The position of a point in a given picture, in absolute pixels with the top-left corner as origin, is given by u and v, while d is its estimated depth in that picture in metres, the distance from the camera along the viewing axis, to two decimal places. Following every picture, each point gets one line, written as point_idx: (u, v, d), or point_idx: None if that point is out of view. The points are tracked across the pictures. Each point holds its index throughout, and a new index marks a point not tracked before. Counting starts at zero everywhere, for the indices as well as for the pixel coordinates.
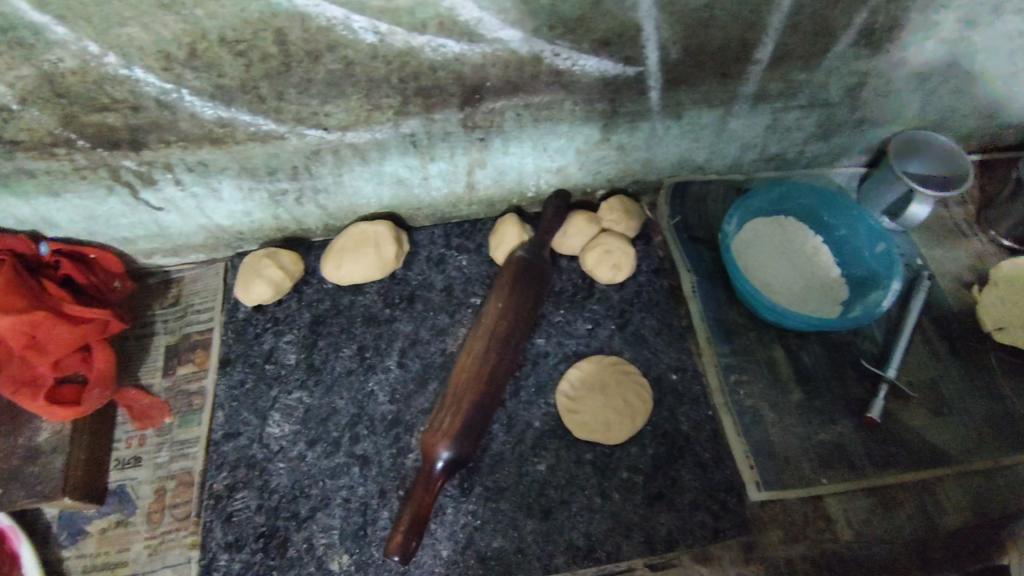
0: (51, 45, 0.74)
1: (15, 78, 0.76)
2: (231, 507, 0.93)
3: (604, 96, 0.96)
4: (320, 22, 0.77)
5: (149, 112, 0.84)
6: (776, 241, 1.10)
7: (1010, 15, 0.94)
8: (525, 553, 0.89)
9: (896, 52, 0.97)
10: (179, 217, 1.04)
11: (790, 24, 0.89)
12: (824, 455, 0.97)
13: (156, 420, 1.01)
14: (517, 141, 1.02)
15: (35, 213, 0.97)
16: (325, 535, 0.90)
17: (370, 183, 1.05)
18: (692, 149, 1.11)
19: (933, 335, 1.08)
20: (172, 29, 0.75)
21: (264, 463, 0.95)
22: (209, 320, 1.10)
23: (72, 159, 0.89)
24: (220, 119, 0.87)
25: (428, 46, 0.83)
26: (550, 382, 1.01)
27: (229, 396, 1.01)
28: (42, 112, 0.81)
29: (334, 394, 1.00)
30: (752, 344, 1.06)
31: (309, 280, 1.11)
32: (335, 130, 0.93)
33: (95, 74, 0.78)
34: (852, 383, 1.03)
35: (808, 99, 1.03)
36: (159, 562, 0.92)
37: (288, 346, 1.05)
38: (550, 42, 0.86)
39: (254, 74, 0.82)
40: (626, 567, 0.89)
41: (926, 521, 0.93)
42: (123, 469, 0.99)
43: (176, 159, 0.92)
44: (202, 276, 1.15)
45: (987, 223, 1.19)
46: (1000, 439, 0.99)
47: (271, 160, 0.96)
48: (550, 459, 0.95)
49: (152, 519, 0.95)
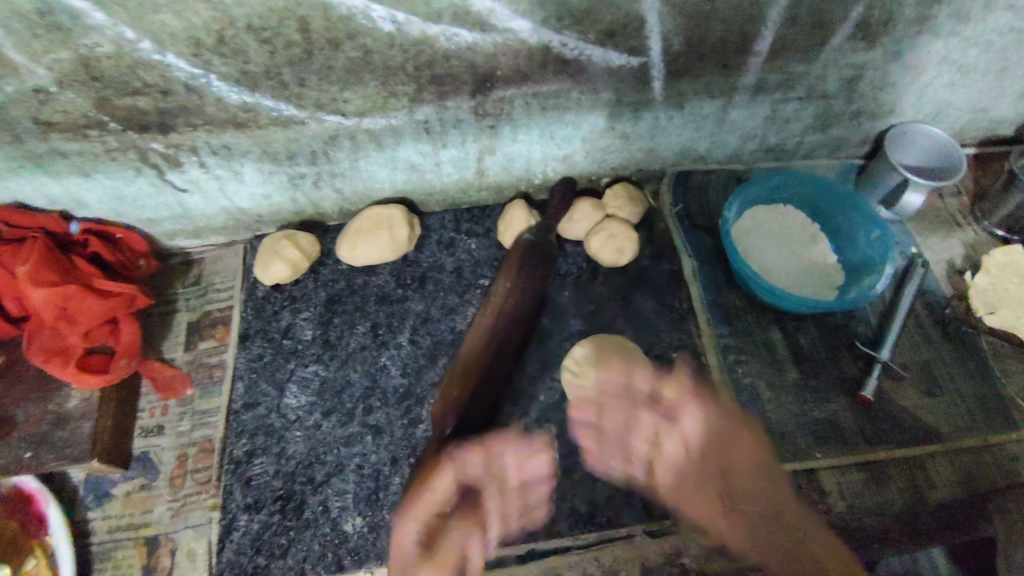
0: (88, 30, 0.79)
1: (53, 61, 0.82)
2: (250, 472, 0.98)
3: (610, 85, 1.01)
4: (341, 10, 0.82)
5: (178, 95, 0.89)
6: (776, 228, 1.14)
7: (1001, 10, 0.98)
8: (529, 518, 0.93)
9: (891, 46, 1.01)
10: (202, 199, 1.09)
11: (787, 17, 0.93)
12: (818, 431, 1.01)
13: (178, 391, 1.06)
14: (525, 129, 1.06)
15: (67, 193, 1.03)
16: (339, 498, 0.94)
17: (384, 168, 1.10)
18: (693, 139, 1.15)
19: (926, 320, 1.12)
20: (203, 16, 0.80)
21: (282, 432, 1.00)
22: (229, 298, 1.15)
23: (104, 140, 0.94)
24: (245, 104, 0.93)
25: (443, 36, 0.88)
26: (555, 358, 1.06)
27: (248, 368, 1.06)
28: (77, 95, 0.87)
29: (348, 368, 1.05)
30: (751, 326, 1.10)
31: (325, 261, 1.16)
32: (353, 116, 0.98)
33: (129, 58, 0.83)
34: (847, 364, 1.07)
35: (806, 91, 1.08)
36: (181, 522, 0.96)
37: (304, 322, 1.10)
38: (559, 32, 0.90)
39: (278, 61, 0.87)
40: (625, 533, 0.93)
41: (916, 495, 0.96)
42: (147, 437, 1.04)
43: (201, 142, 0.97)
44: (222, 257, 1.20)
45: (981, 214, 1.23)
46: (990, 419, 1.02)
47: (292, 145, 1.01)
48: (553, 430, 1.00)
49: (175, 483, 1.00)
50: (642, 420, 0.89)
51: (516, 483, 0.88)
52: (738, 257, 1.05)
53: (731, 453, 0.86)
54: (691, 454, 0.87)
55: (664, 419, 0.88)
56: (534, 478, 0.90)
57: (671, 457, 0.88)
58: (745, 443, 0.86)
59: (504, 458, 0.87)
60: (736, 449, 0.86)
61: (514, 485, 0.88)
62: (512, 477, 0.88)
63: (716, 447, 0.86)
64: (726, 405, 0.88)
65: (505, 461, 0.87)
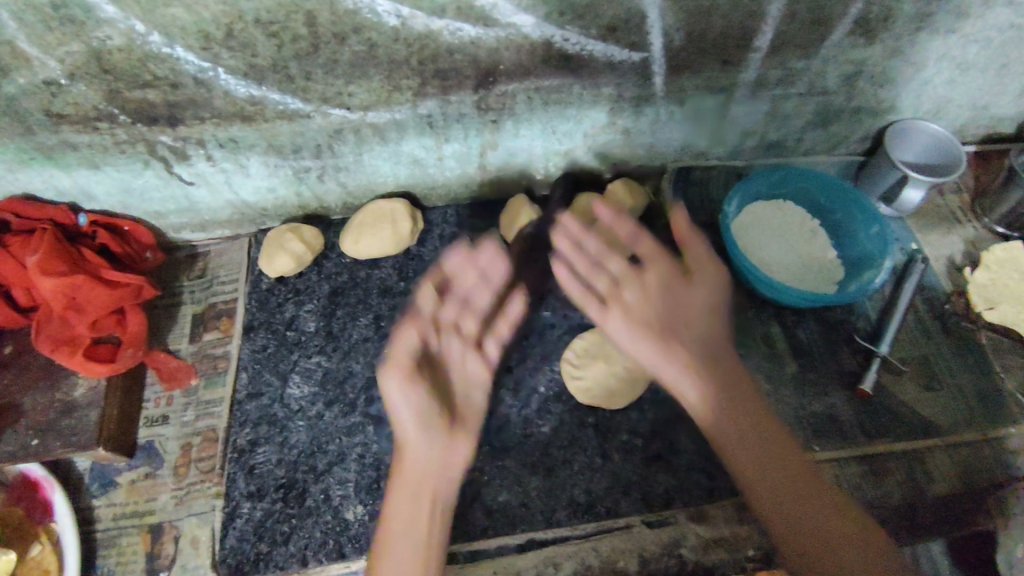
0: (100, 23, 0.81)
1: (66, 54, 0.83)
2: (253, 460, 0.99)
3: (611, 80, 1.02)
4: (347, 5, 0.83)
5: (186, 88, 0.91)
6: (776, 223, 1.15)
7: (1000, 7, 0.99)
8: (528, 507, 0.94)
9: (890, 42, 1.02)
10: (208, 192, 1.11)
11: (787, 13, 0.95)
12: (816, 424, 1.01)
13: (183, 381, 1.08)
14: (527, 124, 1.08)
15: (76, 185, 1.04)
16: (341, 487, 0.95)
17: (388, 162, 1.11)
18: (694, 135, 1.16)
19: (925, 315, 1.12)
20: (212, 10, 0.81)
21: (285, 421, 1.01)
22: (233, 290, 1.16)
23: (114, 133, 0.96)
24: (251, 97, 0.94)
25: (447, 30, 0.89)
26: (555, 351, 1.07)
27: (252, 359, 1.08)
28: (88, 87, 0.88)
29: (351, 359, 1.06)
30: (750, 320, 1.11)
31: (329, 255, 1.18)
32: (358, 110, 0.99)
33: (139, 51, 0.85)
34: (846, 358, 1.07)
35: (806, 87, 1.09)
36: (185, 510, 0.98)
37: (308, 314, 1.11)
38: (561, 27, 0.92)
39: (285, 54, 0.89)
40: (624, 524, 0.93)
41: (915, 488, 0.96)
42: (152, 426, 1.05)
43: (209, 135, 0.99)
44: (227, 251, 1.22)
45: (981, 211, 1.24)
46: (988, 414, 1.03)
47: (297, 138, 1.02)
48: (553, 422, 1.01)
49: (179, 472, 1.01)
50: (610, 263, 0.98)
51: (477, 282, 0.93)
52: (737, 251, 1.06)
53: (685, 298, 0.95)
54: (647, 300, 0.95)
55: (631, 265, 0.98)
56: (489, 271, 0.95)
57: (630, 293, 0.95)
58: (690, 294, 0.96)
59: (462, 269, 0.93)
60: (689, 290, 0.95)
61: (479, 309, 0.92)
62: (473, 285, 0.93)
63: (739, 409, 0.89)
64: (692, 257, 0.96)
65: (462, 270, 0.93)
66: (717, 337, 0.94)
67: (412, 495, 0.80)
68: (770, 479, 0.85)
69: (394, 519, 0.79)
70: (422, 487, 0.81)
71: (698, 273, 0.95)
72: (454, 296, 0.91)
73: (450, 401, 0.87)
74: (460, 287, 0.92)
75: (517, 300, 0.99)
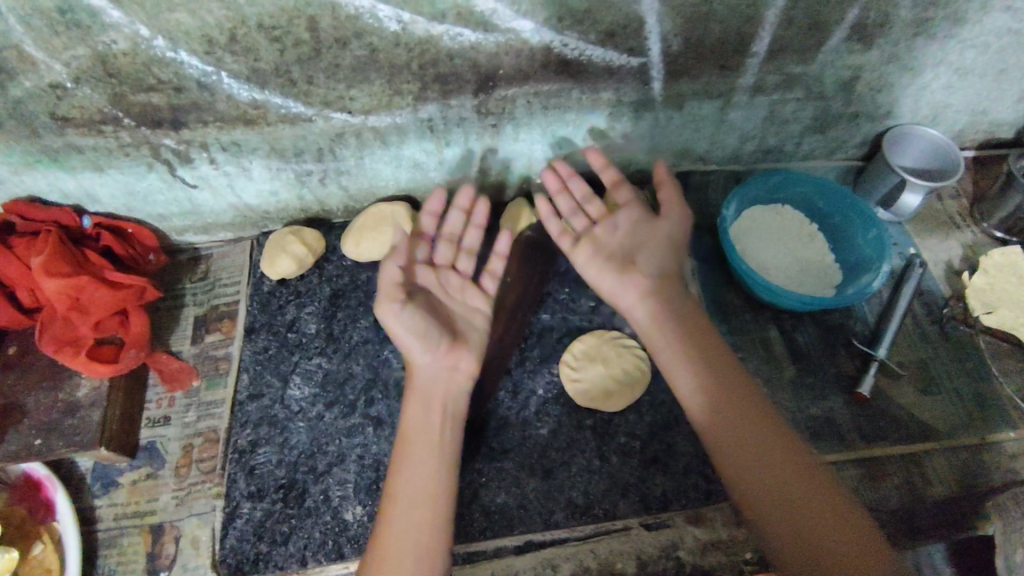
0: (106, 28, 0.82)
1: (72, 58, 0.85)
2: (254, 461, 0.99)
3: (610, 85, 1.03)
4: (348, 10, 0.85)
5: (190, 92, 0.92)
6: (774, 227, 1.16)
7: (997, 13, 1.00)
8: (526, 509, 0.94)
9: (887, 48, 1.03)
10: (211, 195, 1.12)
11: (784, 18, 0.95)
12: (814, 428, 1.02)
13: (184, 383, 1.08)
14: (527, 128, 1.09)
15: (80, 188, 1.05)
16: (340, 487, 0.96)
17: (389, 166, 1.12)
18: (693, 139, 1.17)
19: (923, 319, 1.13)
20: (216, 15, 0.83)
21: (285, 422, 1.02)
22: (235, 292, 1.17)
23: (118, 136, 0.97)
24: (254, 101, 0.95)
25: (447, 35, 0.90)
26: (554, 353, 1.08)
27: (253, 360, 1.08)
28: (93, 91, 0.90)
29: (351, 360, 1.07)
30: (748, 324, 1.11)
31: (330, 257, 1.18)
32: (359, 114, 1.00)
33: (143, 56, 0.86)
34: (843, 362, 1.08)
35: (804, 92, 1.10)
36: (186, 510, 0.98)
37: (308, 316, 1.12)
38: (560, 33, 0.93)
39: (287, 59, 0.90)
40: (622, 526, 0.93)
41: (912, 492, 0.96)
42: (153, 427, 1.06)
43: (212, 138, 1.00)
44: (229, 253, 1.23)
45: (979, 216, 1.24)
46: (986, 418, 1.03)
47: (299, 142, 1.03)
48: (552, 424, 1.01)
49: (180, 472, 1.01)
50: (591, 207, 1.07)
51: (465, 226, 1.02)
52: (735, 255, 1.06)
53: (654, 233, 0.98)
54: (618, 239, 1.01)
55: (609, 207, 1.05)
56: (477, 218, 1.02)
57: (599, 227, 1.03)
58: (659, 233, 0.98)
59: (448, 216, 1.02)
60: (655, 235, 0.98)
61: (472, 249, 1.01)
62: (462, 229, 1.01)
63: (736, 416, 0.86)
64: (663, 199, 0.96)
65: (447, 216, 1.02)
66: (703, 321, 0.96)
67: (423, 406, 0.85)
68: (770, 488, 0.81)
69: (413, 429, 0.83)
70: (432, 403, 0.85)
71: (666, 210, 0.97)
72: (443, 239, 1.00)
73: (450, 322, 0.91)
74: (447, 230, 1.01)
75: (505, 236, 1.01)
